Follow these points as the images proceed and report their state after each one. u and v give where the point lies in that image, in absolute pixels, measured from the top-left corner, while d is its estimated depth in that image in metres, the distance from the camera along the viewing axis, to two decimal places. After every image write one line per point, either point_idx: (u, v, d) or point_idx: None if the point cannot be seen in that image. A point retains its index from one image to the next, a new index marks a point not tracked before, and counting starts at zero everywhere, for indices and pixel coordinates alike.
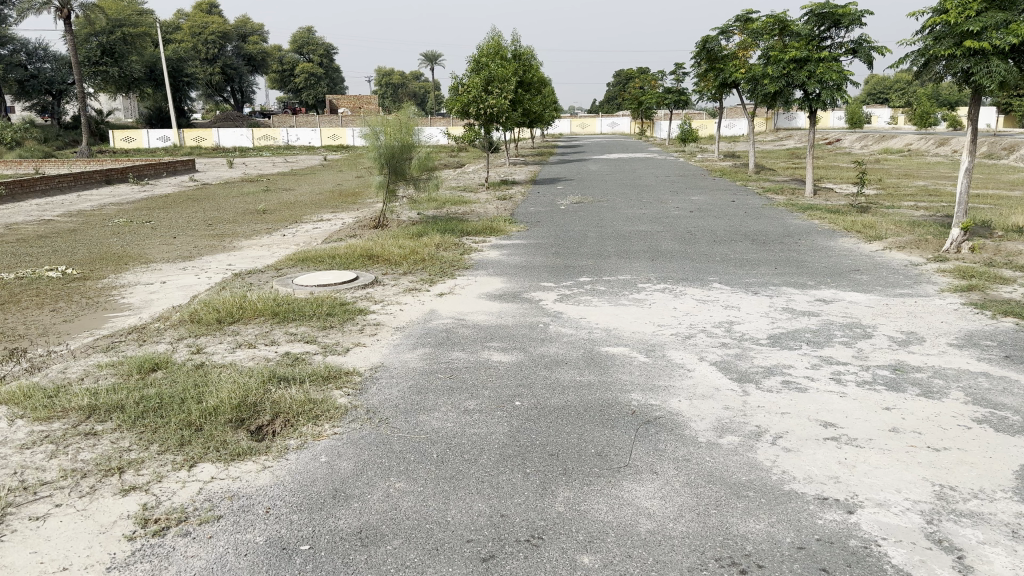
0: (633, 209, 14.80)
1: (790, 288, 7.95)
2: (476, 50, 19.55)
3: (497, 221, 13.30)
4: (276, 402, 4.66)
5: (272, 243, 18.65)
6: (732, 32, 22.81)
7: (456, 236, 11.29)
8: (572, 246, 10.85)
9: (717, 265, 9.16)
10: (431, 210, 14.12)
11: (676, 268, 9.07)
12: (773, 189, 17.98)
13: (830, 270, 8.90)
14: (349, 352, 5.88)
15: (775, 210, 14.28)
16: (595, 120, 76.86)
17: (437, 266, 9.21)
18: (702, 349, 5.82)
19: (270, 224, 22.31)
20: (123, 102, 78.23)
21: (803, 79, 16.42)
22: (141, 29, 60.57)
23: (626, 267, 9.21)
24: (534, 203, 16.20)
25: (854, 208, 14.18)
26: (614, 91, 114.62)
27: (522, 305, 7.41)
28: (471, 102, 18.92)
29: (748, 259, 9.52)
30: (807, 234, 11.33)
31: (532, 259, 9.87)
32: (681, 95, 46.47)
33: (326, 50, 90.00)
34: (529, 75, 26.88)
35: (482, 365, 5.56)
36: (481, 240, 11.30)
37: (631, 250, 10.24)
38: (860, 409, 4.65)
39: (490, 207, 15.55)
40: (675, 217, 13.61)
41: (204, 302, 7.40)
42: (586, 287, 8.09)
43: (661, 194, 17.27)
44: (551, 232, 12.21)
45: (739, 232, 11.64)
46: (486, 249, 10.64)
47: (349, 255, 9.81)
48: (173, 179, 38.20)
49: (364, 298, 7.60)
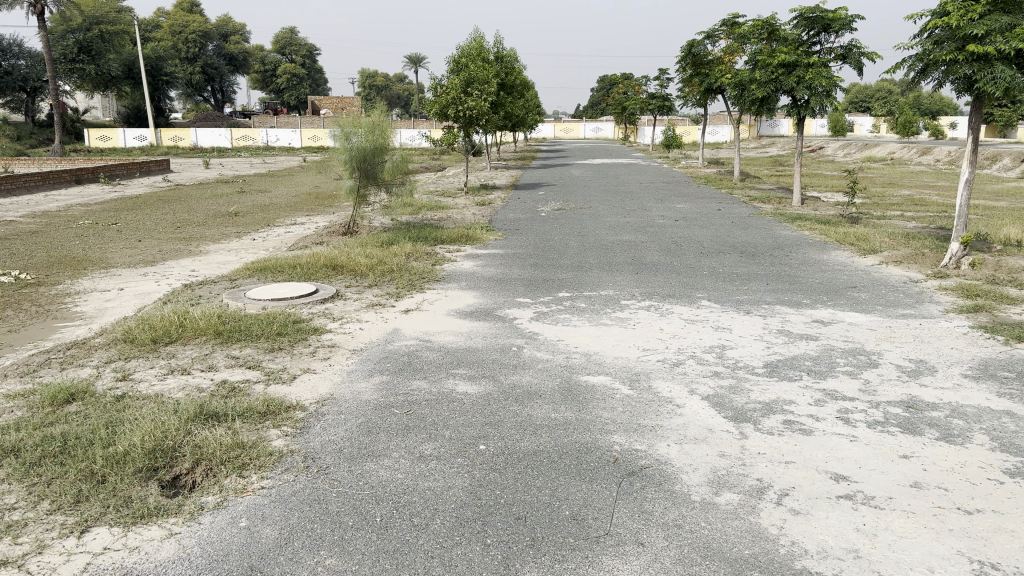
0: (617, 217, 14.22)
1: (783, 307, 7.37)
2: (455, 51, 18.90)
3: (474, 228, 12.66)
4: (196, 448, 4.02)
5: (241, 249, 17.90)
6: (718, 37, 22.31)
7: (428, 245, 10.65)
8: (552, 256, 10.23)
9: (705, 280, 8.58)
10: (406, 216, 13.48)
11: (661, 283, 8.48)
12: (760, 197, 17.47)
13: (825, 287, 8.34)
14: (295, 380, 5.22)
15: (763, 220, 13.75)
16: (579, 125, 76.59)
17: (405, 278, 8.56)
18: (692, 380, 5.22)
19: (242, 228, 21.58)
20: (101, 101, 76.98)
21: (792, 84, 15.90)
22: (119, 27, 59.41)
23: (609, 281, 8.60)
24: (515, 209, 15.59)
25: (845, 218, 13.67)
26: (598, 96, 114.58)
27: (494, 323, 6.78)
28: (450, 104, 18.27)
29: (738, 273, 8.95)
30: (798, 247, 10.78)
31: (508, 271, 9.24)
32: (666, 100, 46.09)
33: (310, 50, 89.13)
34: (511, 78, 26.27)
35: (444, 398, 4.91)
36: (456, 249, 10.67)
37: (613, 262, 9.66)
38: (875, 458, 4.04)
39: (467, 213, 14.92)
40: (660, 226, 13.05)
41: (142, 318, 6.71)
42: (565, 304, 7.48)
43: (646, 201, 16.71)
44: (530, 240, 11.59)
45: (726, 243, 11.07)
46: (460, 259, 10.01)
47: (311, 265, 9.16)
48: (146, 179, 37.28)
49: (321, 314, 6.94)
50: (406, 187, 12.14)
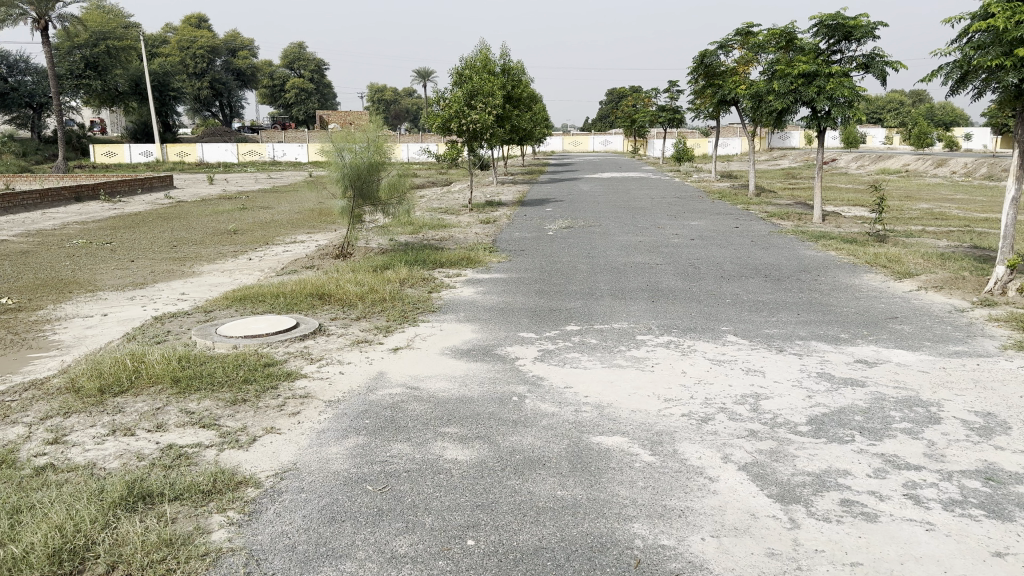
0: (628, 235, 13.43)
1: (819, 343, 6.55)
2: (459, 62, 18.13)
3: (476, 249, 11.88)
4: (113, 547, 3.25)
5: (236, 270, 17.17)
6: (732, 47, 21.56)
7: (426, 269, 9.89)
8: (559, 281, 9.43)
9: (728, 310, 7.78)
10: (405, 236, 12.73)
11: (679, 313, 7.67)
12: (778, 213, 16.64)
13: (863, 318, 7.51)
14: (256, 445, 4.44)
15: (784, 239, 12.94)
16: (588, 138, 76.13)
17: (397, 308, 7.77)
18: (724, 443, 4.40)
19: (240, 246, 20.90)
20: (110, 116, 76.96)
21: (812, 94, 15.10)
22: (126, 43, 59.17)
23: (623, 311, 7.79)
24: (520, 227, 14.81)
25: (871, 237, 12.83)
26: (607, 110, 114.22)
27: (493, 365, 5.97)
28: (453, 118, 17.53)
29: (765, 301, 8.14)
30: (826, 270, 9.96)
31: (511, 299, 8.44)
32: (676, 113, 45.42)
33: (318, 65, 89.12)
34: (518, 91, 25.58)
35: (428, 465, 4.11)
36: (457, 273, 9.91)
37: (626, 288, 8.86)
38: (963, 559, 3.22)
39: (471, 232, 14.16)
40: (675, 246, 12.23)
41: (95, 360, 5.95)
42: (574, 341, 6.67)
43: (658, 218, 15.91)
44: (536, 263, 10.80)
45: (748, 266, 10.26)
46: (459, 285, 9.22)
47: (296, 293, 8.40)
48: (149, 196, 36.77)
49: (297, 356, 6.17)
50: (404, 206, 11.36)
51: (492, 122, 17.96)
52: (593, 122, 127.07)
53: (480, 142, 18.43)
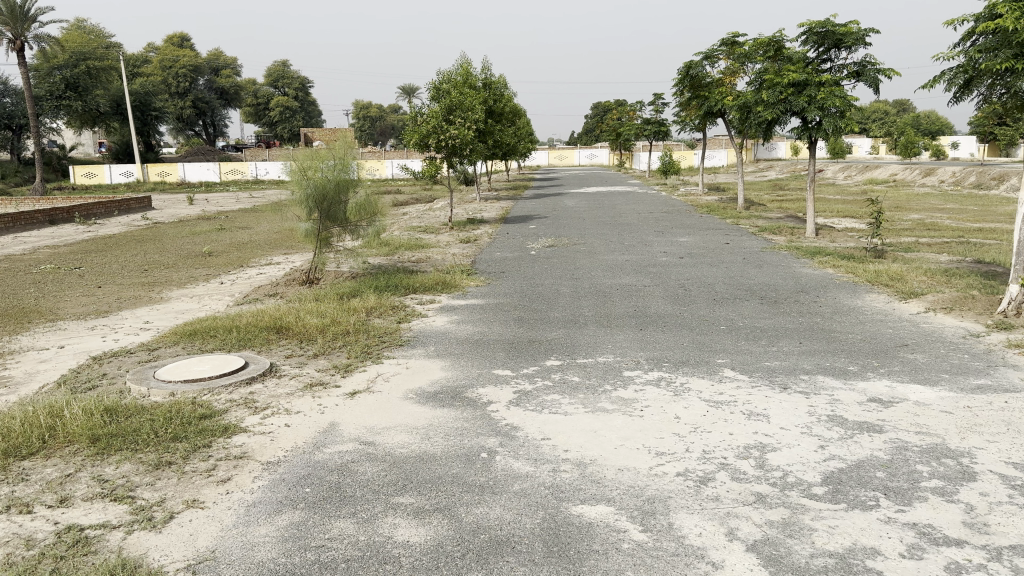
0: (615, 254, 12.77)
1: (826, 378, 5.89)
2: (438, 76, 17.50)
3: (453, 271, 11.20)
4: None
5: (206, 295, 16.42)
6: (717, 58, 21.05)
7: (397, 296, 9.20)
8: (540, 307, 8.74)
9: (723, 339, 7.11)
10: (378, 259, 12.05)
11: (670, 343, 6.99)
12: (770, 228, 16.07)
13: (870, 346, 6.86)
14: (172, 525, 3.74)
15: (777, 256, 12.33)
16: (574, 152, 75.98)
17: (360, 342, 7.06)
18: (729, 514, 3.71)
19: (213, 270, 20.13)
20: (92, 137, 76.09)
21: (803, 104, 14.57)
22: (107, 63, 58.32)
23: (609, 341, 7.11)
24: (502, 247, 14.13)
25: (869, 252, 12.25)
26: (593, 123, 114.18)
27: (461, 410, 5.28)
28: (431, 134, 16.87)
29: (763, 328, 7.48)
30: (825, 291, 9.34)
31: (486, 329, 7.76)
32: (662, 126, 45.03)
33: (302, 83, 88.62)
34: (501, 105, 25.00)
35: (374, 551, 3.41)
36: (430, 299, 9.22)
37: (613, 314, 8.18)
38: None
39: (449, 252, 13.49)
40: (663, 265, 11.59)
41: (6, 414, 5.22)
42: (554, 379, 5.98)
43: (646, 235, 15.29)
44: (516, 286, 10.13)
45: (741, 287, 9.63)
46: (432, 313, 8.53)
47: (253, 326, 7.69)
48: (126, 217, 35.91)
49: (239, 406, 5.46)
50: (376, 228, 10.69)
51: (472, 138, 17.31)
52: (579, 136, 127.03)
53: (461, 158, 17.77)
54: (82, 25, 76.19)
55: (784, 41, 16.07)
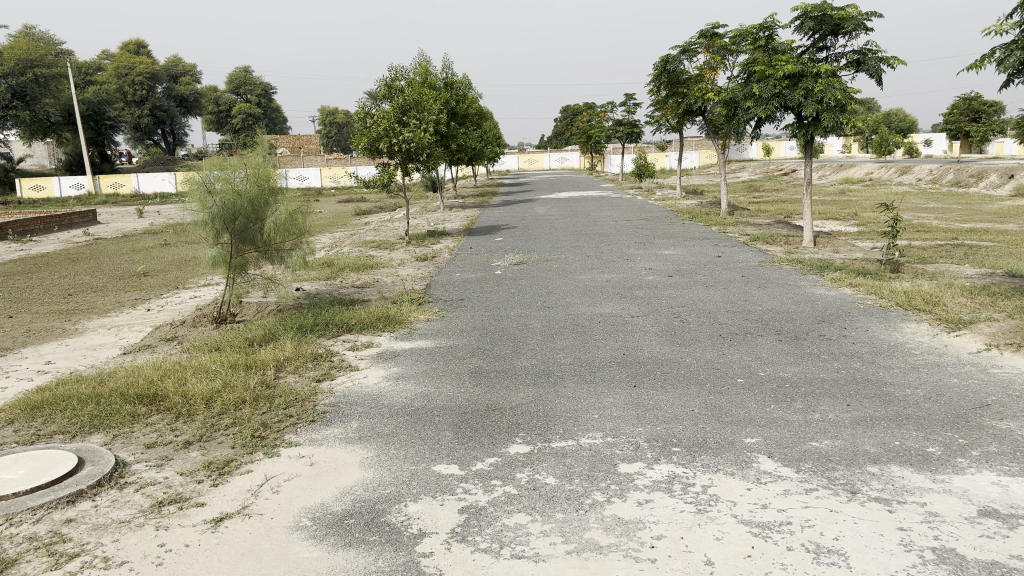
0: (592, 273, 10.97)
1: (906, 473, 4.14)
2: (388, 73, 15.58)
3: (401, 300, 9.34)
4: None
5: (128, 326, 14.34)
6: (696, 50, 19.40)
7: (322, 340, 7.34)
8: (503, 350, 6.90)
9: (747, 400, 5.31)
10: (313, 289, 10.16)
11: (676, 410, 5.17)
12: (762, 236, 14.43)
13: (943, 409, 5.12)
14: None
15: (779, 271, 10.65)
16: (543, 155, 74.56)
17: (253, 421, 5.20)
18: None
19: (144, 294, 18.03)
20: (43, 149, 72.84)
21: (800, 98, 12.95)
22: (55, 70, 55.05)
23: (596, 407, 5.27)
24: (461, 266, 12.25)
25: (884, 267, 10.62)
26: (560, 126, 113.20)
27: (375, 554, 3.44)
28: (381, 137, 14.96)
29: (792, 383, 5.72)
30: (852, 320, 7.65)
31: (432, 387, 5.91)
32: (634, 127, 43.58)
33: (264, 89, 86.26)
34: (463, 107, 23.19)
35: None
36: (367, 341, 7.36)
37: (596, 362, 6.37)
38: None
39: (401, 274, 11.63)
40: (649, 286, 9.86)
41: None
42: (521, 481, 4.15)
43: (626, 247, 13.55)
44: (475, 318, 8.30)
45: (749, 315, 7.92)
46: (365, 364, 6.66)
47: (119, 396, 5.78)
48: (67, 233, 33.42)
49: (37, 551, 3.58)
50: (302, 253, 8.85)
51: (428, 141, 15.45)
52: (549, 140, 125.94)
53: (416, 165, 15.90)
54: (30, 32, 72.71)
55: (773, 28, 14.47)
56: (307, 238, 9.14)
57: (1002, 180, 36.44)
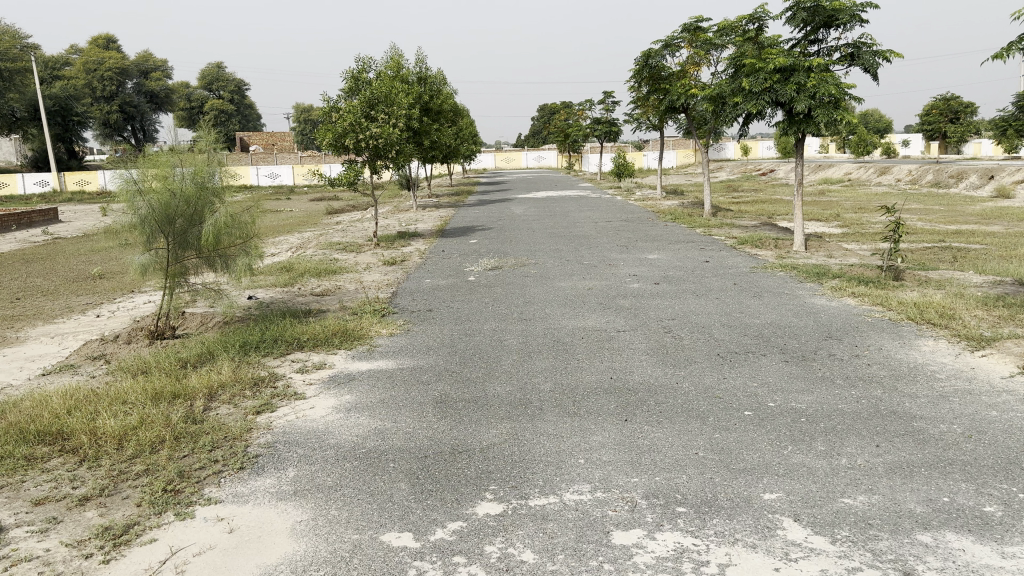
0: (572, 280, 10.13)
1: (968, 543, 3.35)
2: (355, 64, 14.62)
3: (361, 310, 8.46)
4: None
5: (73, 335, 13.30)
6: (678, 45, 18.63)
7: (267, 360, 6.46)
8: (472, 372, 6.04)
9: (758, 441, 4.50)
10: (266, 300, 9.25)
11: (677, 454, 4.34)
12: (750, 239, 13.70)
13: (991, 452, 4.34)
14: None
15: (773, 278, 9.89)
16: (520, 154, 73.75)
17: (167, 471, 4.31)
18: None
19: (96, 298, 16.95)
20: (8, 145, 70.93)
21: (792, 93, 12.23)
22: (19, 64, 53.31)
23: (581, 449, 4.43)
24: (431, 271, 11.36)
25: (885, 275, 9.90)
26: (537, 125, 112.48)
27: None
28: (347, 132, 14.01)
29: (808, 419, 4.92)
30: (861, 337, 6.89)
31: (387, 421, 5.04)
32: (612, 126, 42.86)
33: (237, 85, 84.69)
34: (436, 102, 22.26)
35: None
36: (320, 362, 6.48)
37: (580, 388, 5.53)
38: None
39: (365, 280, 10.71)
40: (634, 295, 9.06)
41: None
42: (490, 556, 3.30)
43: (607, 250, 12.75)
44: (443, 332, 7.45)
45: (746, 330, 7.13)
46: (312, 390, 5.77)
47: (11, 434, 4.85)
48: (25, 232, 32.04)
49: None
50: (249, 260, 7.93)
51: (397, 138, 14.53)
52: (527, 138, 125.10)
53: (385, 163, 14.98)
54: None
55: (763, 20, 13.72)
56: (257, 242, 8.23)
57: (981, 181, 36.15)
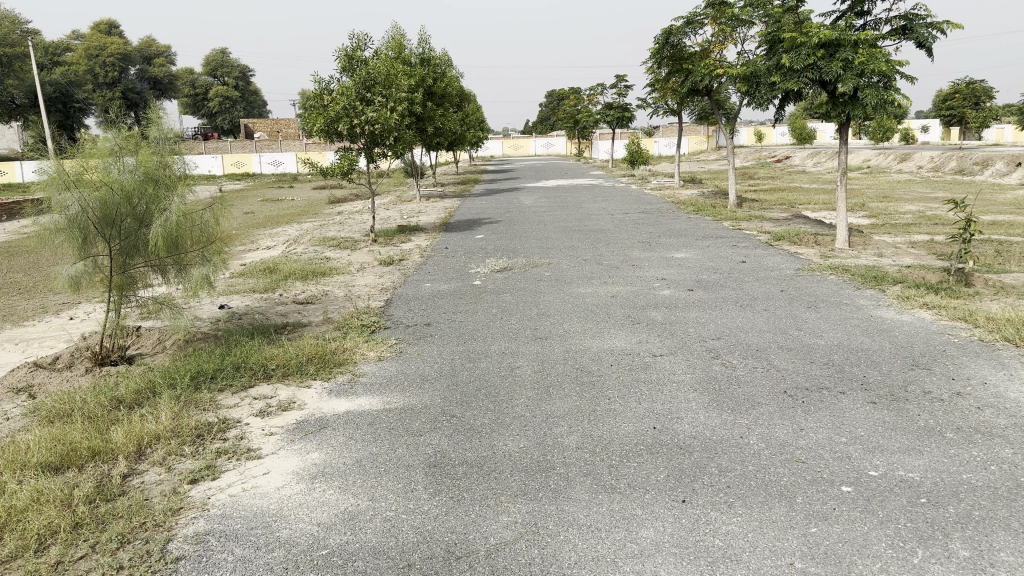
0: (593, 285, 8.84)
1: None
2: (349, 41, 13.25)
3: (347, 324, 7.21)
4: None
5: (40, 340, 12.07)
6: (701, 23, 17.25)
7: (222, 401, 5.21)
8: (478, 417, 4.78)
9: (873, 545, 3.24)
10: (239, 312, 8.00)
11: (763, 565, 3.06)
12: (786, 235, 12.37)
13: None
14: None
15: (824, 283, 8.58)
16: (528, 141, 72.25)
17: None
18: None
19: (73, 296, 15.70)
20: (10, 134, 69.76)
21: (838, 71, 10.89)
22: (18, 50, 51.98)
23: (626, 554, 3.16)
24: (431, 273, 10.07)
25: (953, 279, 8.58)
26: (546, 109, 110.72)
27: None
28: (340, 117, 12.69)
29: (929, 499, 3.63)
30: (957, 366, 5.59)
31: (364, 497, 3.77)
32: (624, 111, 41.36)
33: (242, 71, 83.27)
34: (441, 85, 20.90)
35: None
36: (288, 400, 5.22)
37: (617, 447, 4.25)
38: None
39: (357, 284, 9.44)
40: (666, 304, 7.77)
41: None
42: None
43: (627, 248, 11.46)
44: (442, 356, 6.18)
45: (811, 356, 5.85)
46: (270, 445, 4.50)
47: None
48: (17, 223, 30.80)
49: None
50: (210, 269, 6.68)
51: (396, 123, 13.22)
52: (535, 125, 123.43)
53: (382, 151, 13.67)
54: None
55: None
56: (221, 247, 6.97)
57: (1009, 168, 34.55)
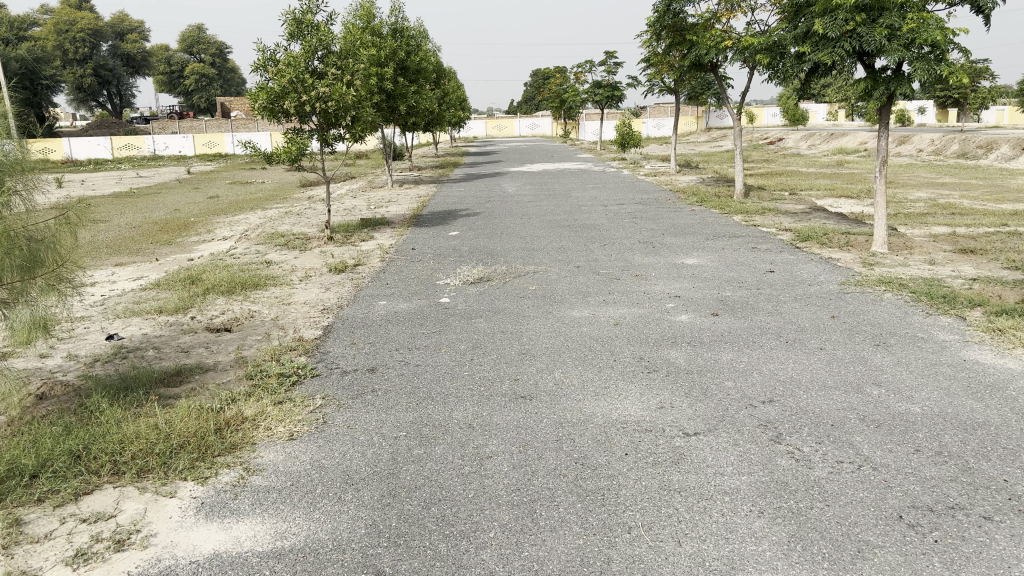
0: (591, 305, 7.01)
1: None
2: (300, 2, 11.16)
3: (262, 369, 5.33)
4: None
5: None
6: None
7: (22, 534, 3.32)
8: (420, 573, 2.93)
9: None
10: (127, 347, 6.08)
11: None
12: (810, 233, 10.56)
13: None
14: None
15: (882, 305, 6.78)
16: (513, 121, 70.08)
17: None
18: None
19: None
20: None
21: (882, 40, 9.04)
22: None
23: None
24: (389, 285, 8.18)
25: None
26: (531, 89, 108.39)
27: None
28: (287, 93, 10.72)
29: None
30: None
31: None
32: (614, 89, 39.35)
33: (219, 48, 80.37)
34: (415, 59, 18.86)
35: None
36: (128, 529, 3.36)
37: None
38: None
39: (295, 301, 7.53)
40: (685, 337, 5.94)
41: None
42: None
43: (627, 251, 9.63)
44: (380, 432, 4.31)
45: (914, 440, 4.02)
46: None
47: None
48: None
49: None
50: (51, 306, 4.83)
51: (354, 99, 11.28)
52: (520, 105, 121.05)
53: (340, 133, 11.70)
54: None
55: None
56: (74, 271, 5.07)
57: (1014, 152, 32.94)
